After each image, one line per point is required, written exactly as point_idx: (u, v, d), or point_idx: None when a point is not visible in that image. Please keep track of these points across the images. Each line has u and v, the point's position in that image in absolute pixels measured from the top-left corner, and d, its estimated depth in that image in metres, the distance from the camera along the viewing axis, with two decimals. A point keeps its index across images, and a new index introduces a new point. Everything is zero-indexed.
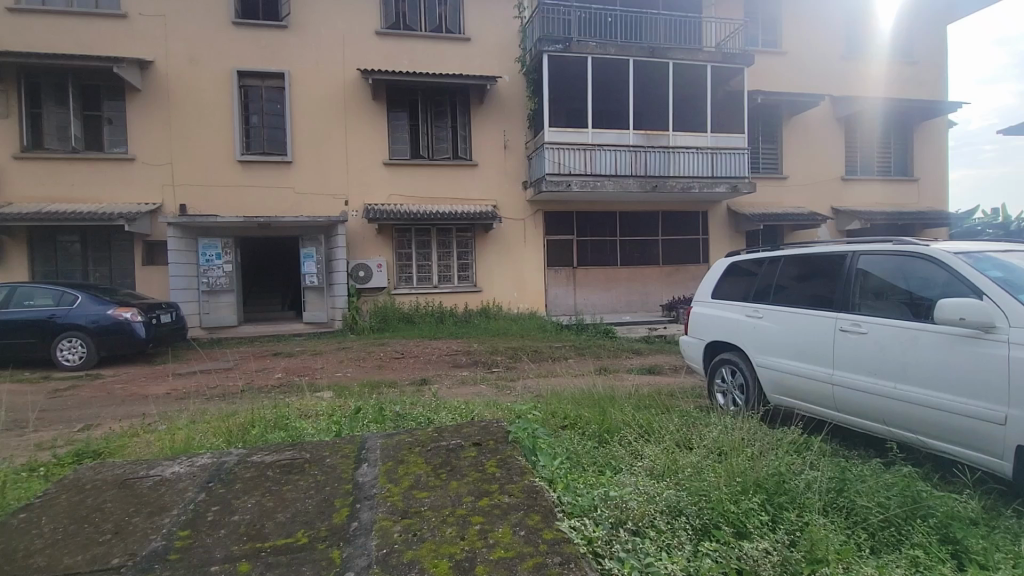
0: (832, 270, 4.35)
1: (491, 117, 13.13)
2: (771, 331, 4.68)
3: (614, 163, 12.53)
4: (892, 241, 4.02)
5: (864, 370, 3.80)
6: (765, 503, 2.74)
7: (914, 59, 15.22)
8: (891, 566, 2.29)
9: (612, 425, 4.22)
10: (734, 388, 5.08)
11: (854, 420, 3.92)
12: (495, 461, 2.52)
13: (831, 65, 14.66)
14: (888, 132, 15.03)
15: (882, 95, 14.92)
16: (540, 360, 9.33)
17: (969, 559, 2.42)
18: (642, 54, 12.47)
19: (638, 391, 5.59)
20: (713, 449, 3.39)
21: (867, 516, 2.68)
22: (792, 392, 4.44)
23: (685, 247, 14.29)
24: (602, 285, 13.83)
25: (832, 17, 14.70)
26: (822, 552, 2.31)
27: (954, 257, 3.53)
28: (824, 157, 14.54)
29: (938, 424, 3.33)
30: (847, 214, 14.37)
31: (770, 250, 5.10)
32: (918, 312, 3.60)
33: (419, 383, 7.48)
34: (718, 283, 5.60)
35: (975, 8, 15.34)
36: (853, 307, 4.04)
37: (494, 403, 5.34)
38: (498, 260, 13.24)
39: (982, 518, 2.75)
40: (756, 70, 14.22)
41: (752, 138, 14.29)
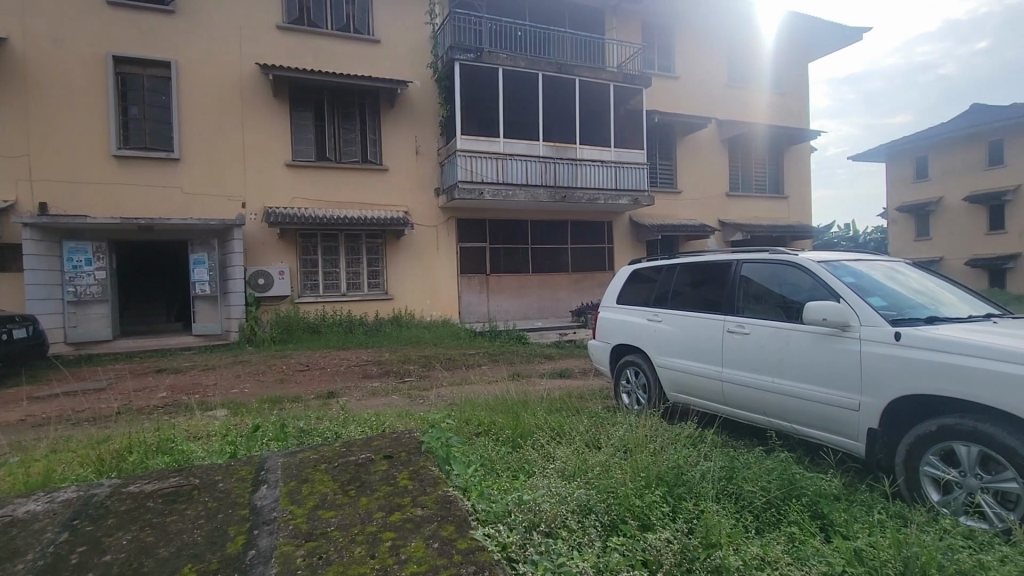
0: (720, 277, 4.79)
1: (402, 122, 12.90)
2: (669, 333, 5.05)
3: (525, 173, 12.83)
4: (768, 251, 4.51)
5: (747, 367, 4.21)
6: (666, 495, 2.94)
7: (783, 90, 17.23)
8: (772, 544, 2.54)
9: (525, 429, 4.31)
10: (638, 388, 5.42)
11: (740, 413, 4.34)
12: (408, 474, 2.47)
13: (716, 91, 16.15)
14: (763, 154, 16.85)
15: (759, 120, 16.69)
16: (454, 368, 9.28)
17: (834, 531, 2.76)
18: (550, 69, 12.94)
19: (549, 394, 5.76)
20: (620, 447, 3.58)
21: (752, 500, 2.96)
22: (688, 389, 4.81)
23: (593, 255, 14.97)
24: (514, 292, 14.06)
25: (717, 47, 16.22)
26: (716, 536, 2.52)
27: (818, 265, 4.03)
28: (712, 174, 15.97)
29: (808, 413, 3.77)
30: (732, 227, 15.86)
31: (667, 258, 5.50)
32: (790, 314, 4.06)
33: (327, 396, 7.12)
34: (622, 290, 5.95)
35: (829, 50, 17.71)
36: (738, 310, 4.47)
37: (406, 413, 5.23)
38: (409, 266, 12.98)
39: (843, 494, 3.15)
40: (653, 92, 15.33)
41: (650, 154, 15.37)
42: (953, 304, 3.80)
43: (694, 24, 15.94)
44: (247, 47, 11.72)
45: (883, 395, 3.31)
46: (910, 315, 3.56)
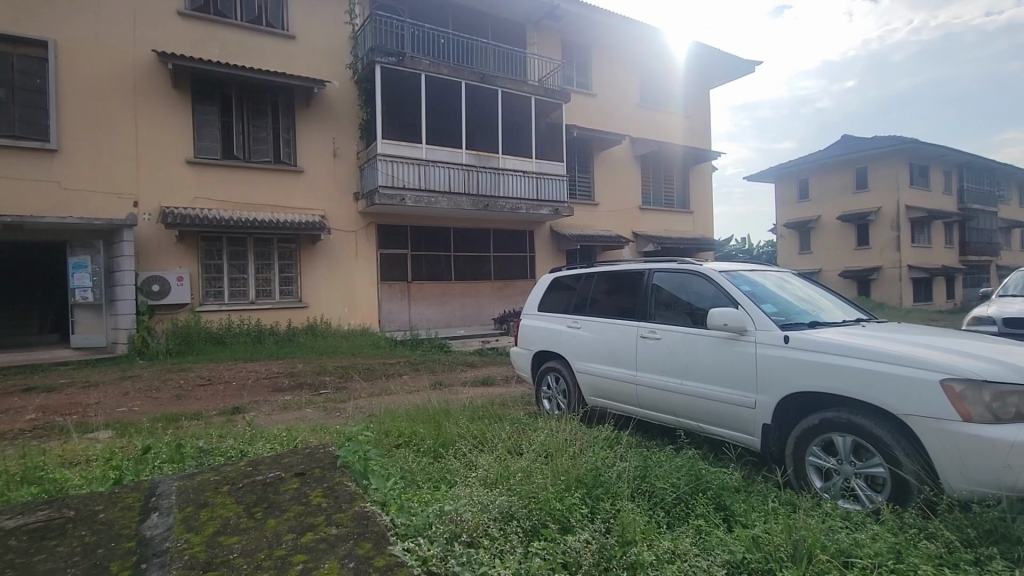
0: (634, 284, 5.04)
1: (318, 123, 12.37)
2: (587, 339, 5.23)
3: (448, 180, 12.76)
4: (677, 261, 4.81)
5: (658, 370, 4.46)
6: (585, 497, 3.02)
7: (689, 112, 18.56)
8: (681, 537, 2.70)
9: (447, 437, 4.27)
10: (559, 394, 5.57)
11: (652, 414, 4.57)
12: (321, 491, 2.34)
13: (630, 110, 17.05)
14: (672, 171, 18.03)
15: (668, 139, 17.84)
16: (372, 379, 8.96)
17: (735, 521, 2.97)
18: (473, 79, 13.00)
19: (471, 402, 5.74)
20: (541, 452, 3.64)
21: (664, 496, 3.12)
22: (605, 393, 4.99)
23: (515, 263, 15.17)
24: (437, 300, 13.90)
25: (631, 68, 17.16)
26: (631, 534, 2.62)
27: (719, 275, 4.37)
28: (626, 188, 16.82)
29: (711, 412, 4.05)
30: (644, 238, 16.78)
31: (585, 267, 5.70)
32: (695, 320, 4.36)
33: (231, 412, 6.60)
34: (543, 297, 6.08)
35: (728, 78, 19.33)
36: (650, 316, 4.72)
37: (321, 427, 4.97)
38: (326, 273, 12.43)
39: (743, 486, 3.40)
40: (571, 107, 15.90)
41: (570, 167, 15.90)
42: (830, 310, 4.27)
43: (609, 45, 16.75)
44: (142, 32, 10.72)
45: (775, 393, 3.63)
46: (796, 319, 3.96)
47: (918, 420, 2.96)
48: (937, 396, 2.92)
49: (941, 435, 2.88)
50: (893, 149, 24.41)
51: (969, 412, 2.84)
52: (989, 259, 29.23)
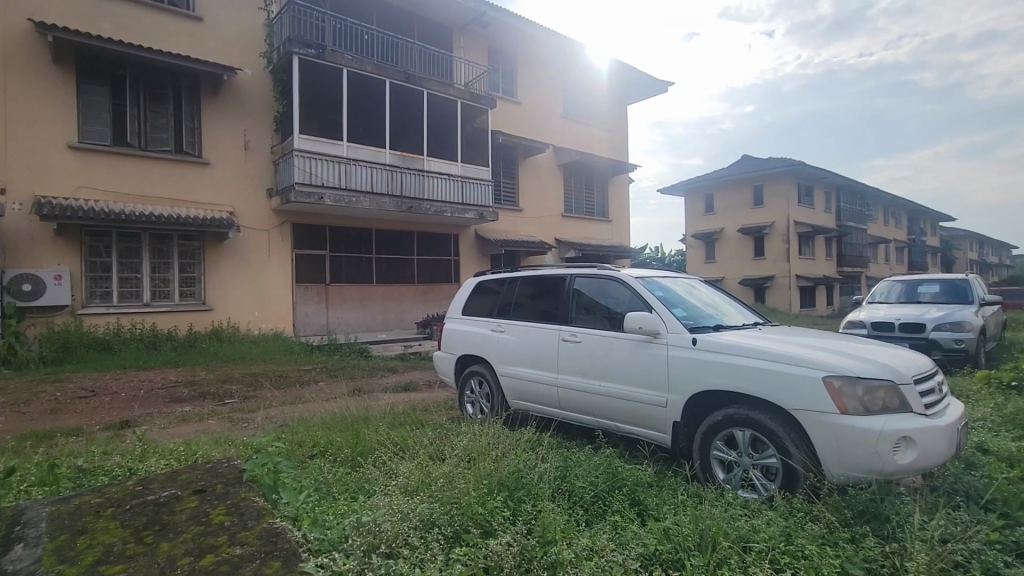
0: (555, 289, 5.16)
1: (228, 113, 11.54)
2: (510, 343, 5.29)
3: (370, 180, 12.37)
4: (596, 266, 4.99)
5: (579, 372, 4.59)
6: (507, 499, 3.04)
7: (609, 125, 19.37)
8: (599, 534, 2.78)
9: (366, 446, 4.12)
10: (482, 398, 5.60)
11: (571, 415, 4.70)
12: (224, 509, 2.16)
13: (553, 120, 17.48)
14: (592, 181, 18.72)
15: (589, 150, 18.51)
16: (285, 387, 8.45)
17: (649, 515, 3.11)
18: (398, 78, 12.68)
19: (392, 409, 5.58)
20: (463, 457, 3.61)
21: (583, 495, 3.22)
22: (527, 395, 5.07)
23: (438, 267, 14.99)
24: (357, 303, 13.40)
25: (555, 79, 17.64)
26: (552, 533, 2.67)
27: (635, 281, 4.59)
28: (549, 195, 17.21)
29: (627, 412, 4.23)
30: (566, 245, 17.24)
31: (510, 271, 5.76)
32: (613, 323, 4.54)
33: (119, 426, 5.94)
34: (467, 301, 6.07)
35: (644, 96, 20.42)
36: (571, 320, 4.86)
37: (226, 440, 4.61)
38: (234, 274, 11.59)
39: (656, 481, 3.58)
40: (497, 113, 16.06)
41: (495, 172, 16.01)
42: (732, 315, 4.62)
43: (534, 55, 17.09)
44: None
45: (684, 392, 3.86)
46: (703, 323, 4.24)
47: (805, 414, 3.28)
48: (820, 392, 3.25)
49: (824, 428, 3.21)
50: (785, 170, 27.03)
51: (845, 406, 3.19)
52: (861, 270, 33.12)
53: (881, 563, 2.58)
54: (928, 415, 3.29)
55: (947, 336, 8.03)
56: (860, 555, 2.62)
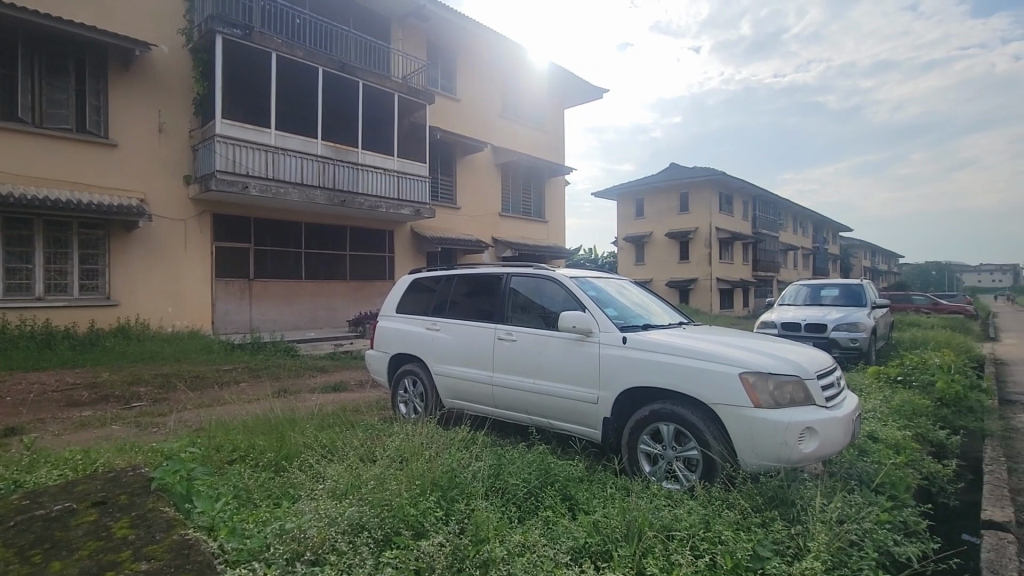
0: (492, 287, 5.16)
1: (140, 91, 10.61)
2: (445, 341, 5.24)
3: (300, 171, 11.81)
4: (532, 266, 5.05)
5: (513, 370, 4.63)
6: (440, 499, 3.02)
7: (546, 127, 19.67)
8: (531, 530, 2.81)
9: (291, 449, 3.93)
10: (415, 397, 5.55)
11: (505, 413, 4.73)
12: (129, 521, 1.99)
13: (492, 119, 17.51)
14: (529, 182, 18.94)
15: (527, 151, 18.70)
16: (201, 390, 7.88)
17: (579, 509, 3.18)
18: (332, 66, 12.12)
19: (320, 410, 5.36)
20: (395, 457, 3.53)
21: (516, 492, 3.24)
22: (462, 394, 5.05)
23: (372, 263, 14.57)
24: (284, 300, 12.75)
25: (494, 79, 17.68)
26: (485, 532, 2.67)
27: (570, 281, 4.69)
28: (487, 194, 17.21)
29: (560, 409, 4.32)
30: (503, 244, 17.32)
31: (446, 269, 5.70)
32: (548, 321, 4.61)
33: (1, 434, 5.29)
34: (402, 299, 5.96)
35: (580, 101, 20.91)
36: (507, 319, 4.88)
37: (133, 446, 4.24)
38: (144, 266, 10.67)
39: (586, 475, 3.67)
40: (435, 109, 15.84)
41: (432, 169, 15.79)
42: (660, 315, 4.83)
43: (474, 53, 17.03)
44: None
45: (614, 389, 3.99)
46: (633, 323, 4.40)
47: (723, 408, 3.50)
48: (736, 388, 3.48)
49: (739, 421, 3.43)
50: (708, 179, 28.70)
51: (758, 400, 3.43)
52: (773, 274, 35.81)
53: (787, 545, 2.79)
54: (829, 407, 3.60)
55: (845, 336, 8.85)
56: (770, 537, 2.82)
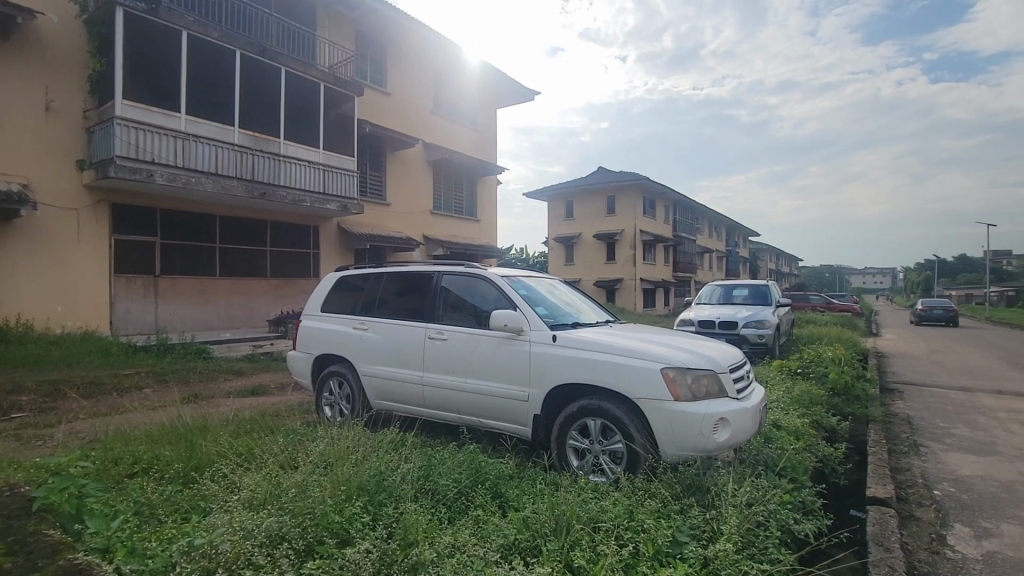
0: (422, 286, 5.07)
1: (22, 64, 9.50)
2: (373, 341, 5.09)
3: (215, 160, 11.00)
4: (463, 264, 5.01)
5: (444, 369, 4.58)
6: (367, 505, 2.92)
7: (478, 126, 19.62)
8: (461, 530, 2.79)
9: (202, 459, 3.65)
10: (341, 399, 5.38)
11: (436, 412, 4.67)
12: (2, 549, 1.75)
13: (424, 115, 17.24)
14: (461, 180, 18.82)
15: (459, 149, 18.55)
16: (96, 397, 7.14)
17: (509, 506, 3.20)
18: (251, 50, 11.43)
19: (236, 416, 5.02)
20: (319, 463, 3.38)
21: (446, 493, 3.21)
22: (391, 394, 4.94)
23: (295, 260, 13.87)
24: (196, 299, 11.84)
25: (426, 75, 17.39)
26: (413, 534, 2.62)
27: (501, 280, 4.71)
28: (418, 191, 16.90)
29: (491, 408, 4.32)
30: (435, 242, 17.09)
31: (374, 267, 5.53)
32: (479, 320, 4.60)
33: None
34: (328, 298, 5.73)
35: (512, 101, 21.05)
36: (437, 318, 4.81)
37: (13, 462, 3.78)
38: (27, 260, 9.53)
39: (517, 472, 3.69)
40: (364, 101, 15.33)
41: (361, 163, 15.26)
42: (588, 314, 4.97)
43: (405, 47, 16.65)
44: None
45: (544, 387, 4.06)
46: (563, 322, 4.49)
47: (646, 402, 3.66)
48: (658, 382, 3.65)
49: (660, 415, 3.61)
50: (633, 184, 29.97)
51: (678, 392, 3.63)
52: (691, 275, 38.01)
53: (703, 529, 2.95)
54: (739, 399, 3.88)
55: (754, 332, 9.57)
56: (688, 523, 2.97)
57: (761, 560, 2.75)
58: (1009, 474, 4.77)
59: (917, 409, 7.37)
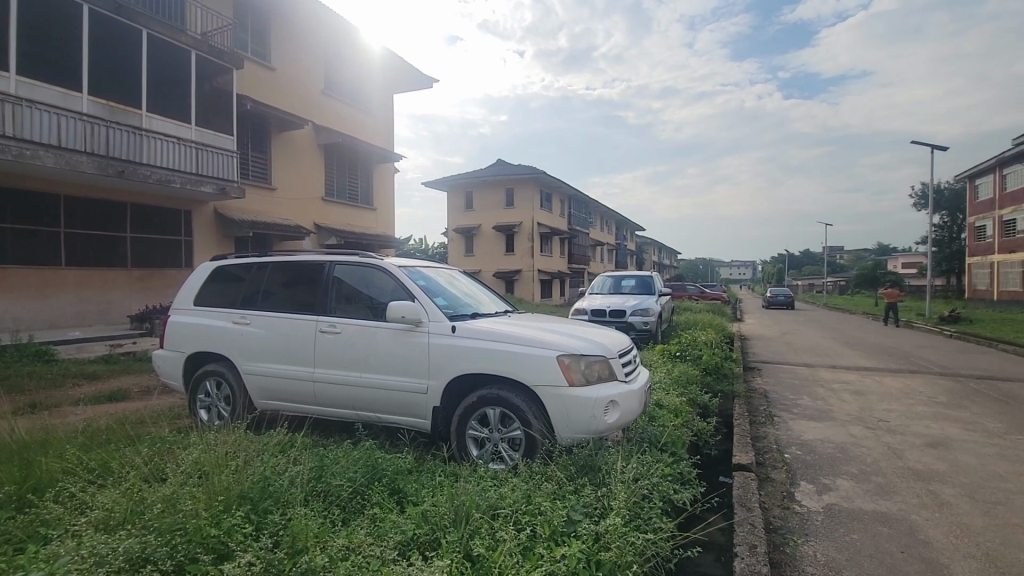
0: (312, 277, 4.76)
1: None
2: (257, 337, 4.69)
3: (56, 131, 9.41)
4: (358, 254, 4.78)
5: (337, 364, 4.36)
6: (249, 514, 2.69)
7: (374, 110, 18.81)
8: (356, 531, 2.67)
9: (43, 479, 3.13)
10: (220, 401, 4.91)
11: (328, 410, 4.44)
12: None
13: (314, 95, 16.15)
14: (355, 166, 17.96)
15: (352, 133, 17.66)
16: None
17: (408, 500, 3.12)
18: (104, 6, 9.84)
19: (90, 426, 4.38)
20: (193, 472, 3.05)
21: (339, 493, 3.06)
22: (278, 394, 4.60)
23: (162, 248, 12.35)
24: (34, 293, 10.16)
25: (317, 52, 16.27)
26: (302, 541, 2.46)
27: (398, 270, 4.56)
28: (308, 176, 15.82)
29: (389, 402, 4.19)
30: (327, 231, 16.18)
31: (257, 256, 5.09)
32: (375, 312, 4.43)
33: None
34: (202, 290, 5.18)
35: (409, 87, 20.42)
36: (329, 311, 4.55)
37: None
38: None
39: (415, 467, 3.62)
40: (244, 75, 13.96)
41: (241, 143, 13.92)
42: (488, 305, 4.98)
43: (292, 20, 15.42)
44: None
45: (443, 378, 4.02)
46: (462, 312, 4.47)
47: (543, 389, 3.77)
48: (555, 370, 3.78)
49: (557, 400, 3.74)
50: (530, 177, 30.73)
51: (573, 378, 3.79)
52: (584, 267, 39.93)
53: (595, 506, 3.11)
54: (627, 381, 4.15)
55: (640, 320, 10.29)
56: (581, 502, 3.11)
57: (646, 529, 2.96)
58: (842, 436, 5.63)
59: (771, 384, 8.43)
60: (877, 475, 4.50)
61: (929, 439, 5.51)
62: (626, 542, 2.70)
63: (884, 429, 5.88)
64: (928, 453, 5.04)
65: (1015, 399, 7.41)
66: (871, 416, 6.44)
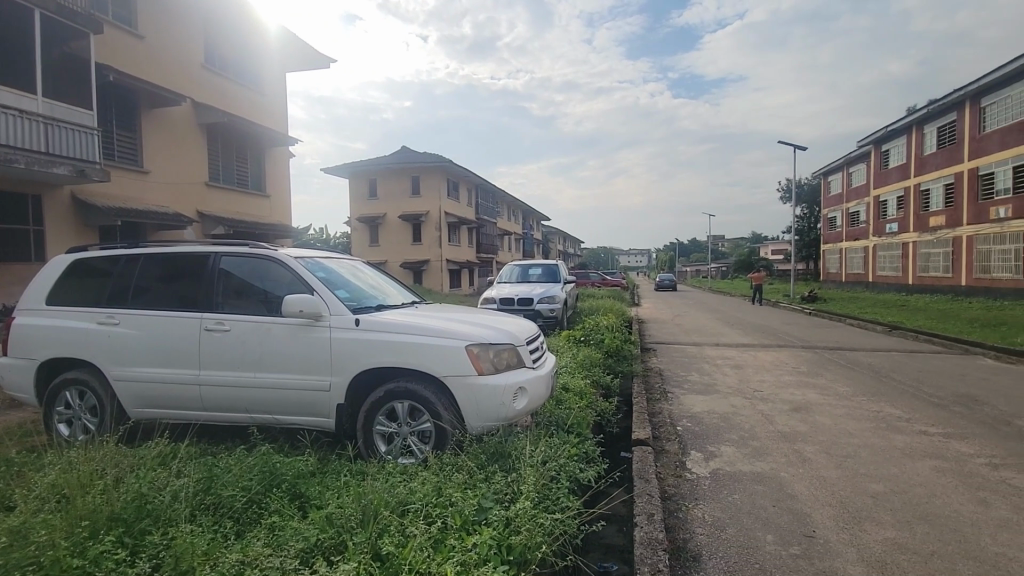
0: (195, 269, 4.31)
1: None
2: (128, 337, 4.17)
3: None
4: (248, 244, 4.40)
5: (225, 364, 4.00)
6: (122, 537, 2.40)
7: (264, 88, 17.32)
8: (251, 543, 2.48)
9: None
10: (84, 413, 4.31)
11: (217, 415, 4.07)
12: None
13: (193, 68, 14.59)
14: (243, 149, 16.51)
15: (239, 113, 16.16)
16: None
17: (310, 505, 2.95)
18: None
19: None
20: (50, 496, 2.65)
21: (231, 504, 2.83)
22: (156, 400, 4.13)
23: (4, 239, 10.55)
24: None
25: (194, 20, 14.61)
26: (188, 562, 2.24)
27: (294, 261, 4.27)
28: (189, 159, 14.30)
29: (287, 402, 3.93)
30: (213, 219, 14.76)
31: (127, 247, 4.51)
32: (270, 307, 4.12)
33: None
34: (59, 286, 4.50)
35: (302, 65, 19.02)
36: (216, 306, 4.16)
37: None
38: None
39: (318, 469, 3.43)
40: (104, 41, 12.17)
41: (104, 120, 12.19)
42: (393, 296, 4.83)
43: None
44: None
45: (346, 373, 3.85)
46: (365, 305, 4.29)
47: (451, 379, 3.74)
48: (463, 359, 3.76)
49: (466, 389, 3.73)
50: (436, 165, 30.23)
51: (481, 367, 3.79)
52: (493, 257, 40.19)
53: (505, 492, 3.15)
54: (534, 367, 4.23)
55: (547, 307, 10.60)
56: (491, 489, 3.14)
57: (554, 510, 3.05)
58: (724, 407, 6.23)
59: (665, 363, 9.10)
60: (753, 439, 5.03)
61: (794, 404, 6.28)
62: (535, 524, 2.77)
63: (759, 398, 6.59)
64: (793, 417, 5.75)
65: (859, 366, 8.66)
66: (748, 387, 7.19)
